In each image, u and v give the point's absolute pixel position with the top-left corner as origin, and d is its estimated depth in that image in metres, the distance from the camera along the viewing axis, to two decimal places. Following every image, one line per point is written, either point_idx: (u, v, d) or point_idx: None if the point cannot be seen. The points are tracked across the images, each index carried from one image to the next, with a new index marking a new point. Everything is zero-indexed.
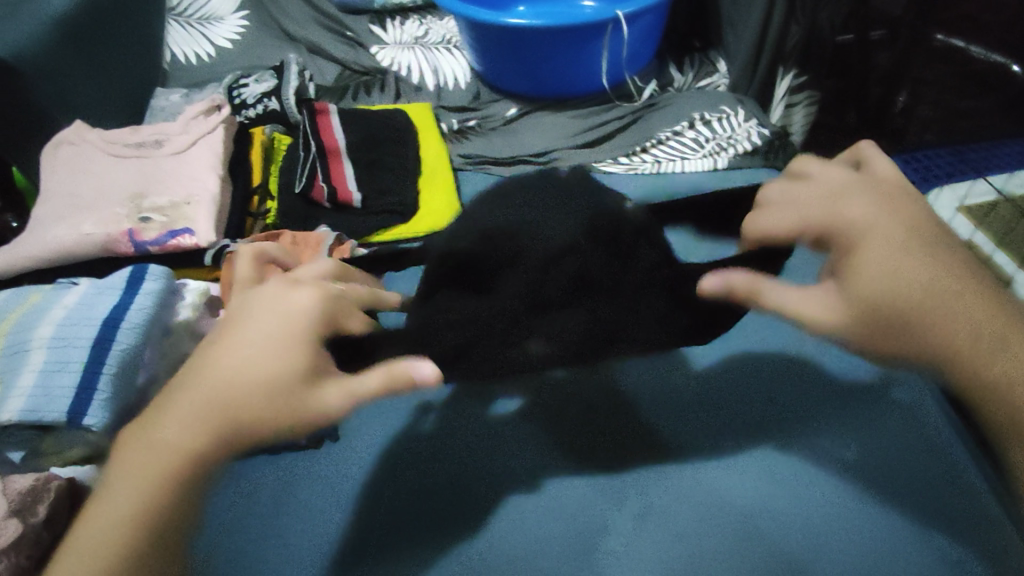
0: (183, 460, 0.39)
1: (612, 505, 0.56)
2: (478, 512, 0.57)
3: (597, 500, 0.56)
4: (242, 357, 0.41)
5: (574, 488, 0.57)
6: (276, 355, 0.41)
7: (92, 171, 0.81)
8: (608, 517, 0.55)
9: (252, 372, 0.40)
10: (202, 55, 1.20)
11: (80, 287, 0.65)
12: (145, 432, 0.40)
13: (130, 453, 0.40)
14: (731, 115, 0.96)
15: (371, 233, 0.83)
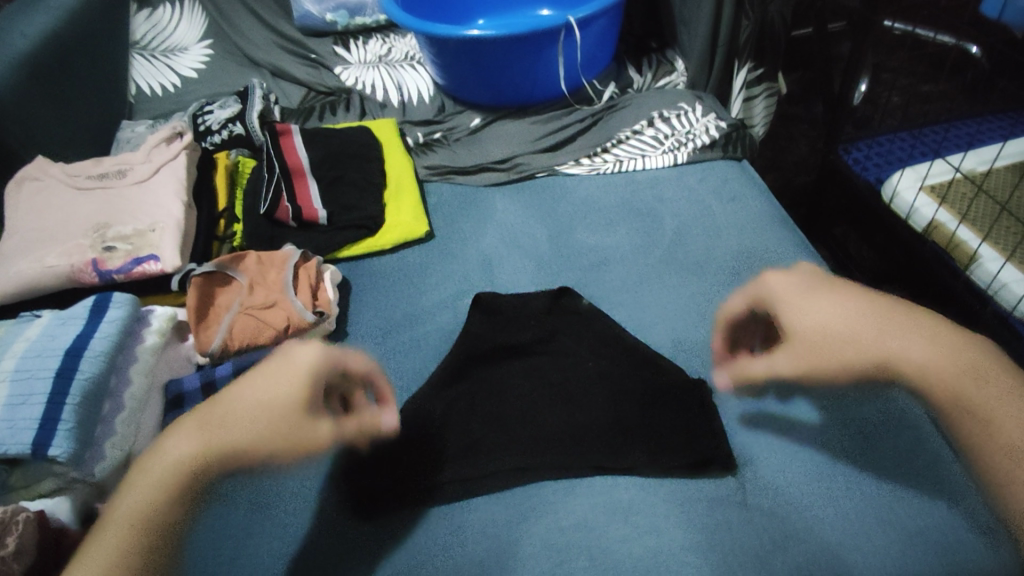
0: (144, 525, 0.46)
1: (707, 547, 0.53)
2: (479, 521, 0.57)
3: (669, 529, 0.55)
4: (242, 402, 0.50)
5: (648, 516, 0.56)
6: (277, 383, 0.51)
7: (57, 204, 0.81)
8: (693, 559, 0.53)
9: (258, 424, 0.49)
10: (167, 86, 1.21)
11: (43, 320, 0.66)
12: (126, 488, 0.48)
13: (103, 521, 0.47)
14: (689, 110, 0.97)
15: (339, 249, 0.84)
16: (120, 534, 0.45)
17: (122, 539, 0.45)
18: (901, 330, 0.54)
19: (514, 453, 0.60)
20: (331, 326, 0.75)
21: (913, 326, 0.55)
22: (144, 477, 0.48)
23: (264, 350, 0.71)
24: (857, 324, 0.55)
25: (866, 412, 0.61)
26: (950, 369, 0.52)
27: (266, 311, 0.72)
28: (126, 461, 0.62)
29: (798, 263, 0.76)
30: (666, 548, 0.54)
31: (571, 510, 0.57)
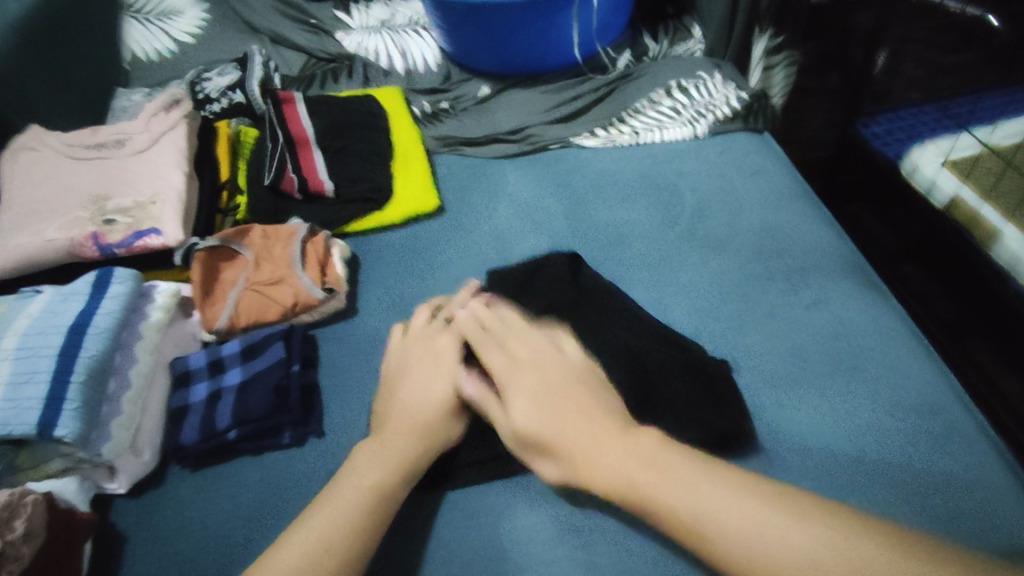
0: (378, 489, 0.50)
1: None
2: (497, 504, 0.56)
3: None
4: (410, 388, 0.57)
5: None
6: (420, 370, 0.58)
7: (52, 176, 0.78)
8: None
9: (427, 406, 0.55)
10: (163, 52, 1.17)
11: (44, 296, 0.63)
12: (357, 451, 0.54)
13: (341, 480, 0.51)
14: (708, 80, 0.93)
15: (347, 223, 0.81)
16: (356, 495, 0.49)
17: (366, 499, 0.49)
18: (573, 425, 0.49)
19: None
20: (339, 304, 0.73)
21: (607, 402, 0.52)
22: (374, 445, 0.53)
23: (272, 327, 0.70)
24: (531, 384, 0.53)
25: (896, 395, 0.59)
26: (666, 458, 0.46)
27: (272, 287, 0.70)
28: (134, 441, 0.60)
29: (821, 242, 0.73)
30: None
31: (592, 494, 0.56)
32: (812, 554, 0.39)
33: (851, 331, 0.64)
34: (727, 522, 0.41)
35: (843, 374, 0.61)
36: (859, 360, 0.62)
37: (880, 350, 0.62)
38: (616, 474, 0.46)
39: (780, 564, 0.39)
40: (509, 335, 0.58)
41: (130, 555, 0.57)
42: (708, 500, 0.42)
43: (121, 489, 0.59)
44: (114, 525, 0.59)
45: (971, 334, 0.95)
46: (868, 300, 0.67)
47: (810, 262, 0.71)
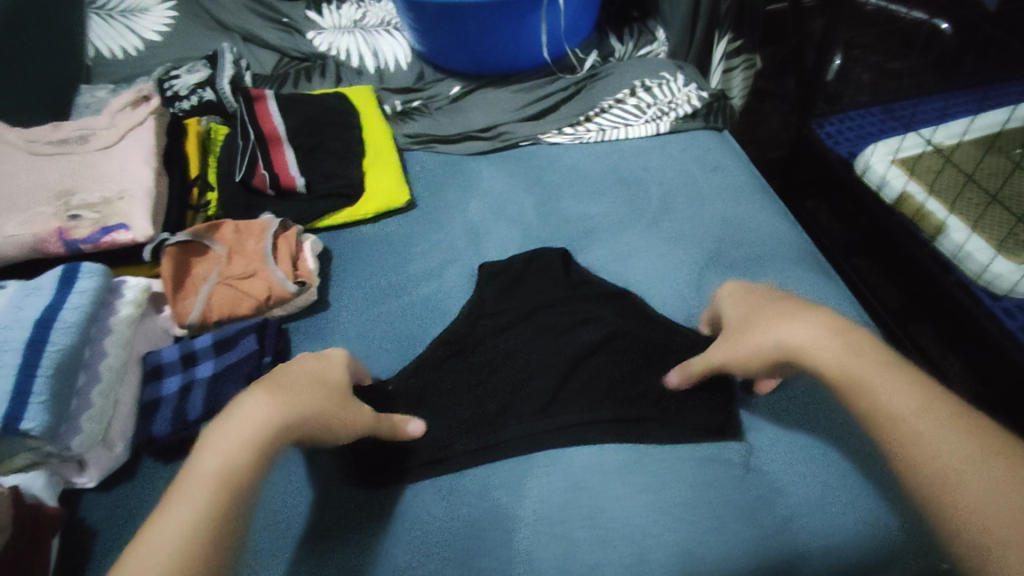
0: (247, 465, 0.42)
1: (692, 514, 0.54)
2: (472, 487, 0.57)
3: (661, 497, 0.55)
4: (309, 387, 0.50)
5: (638, 481, 0.56)
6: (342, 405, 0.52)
7: (12, 172, 0.76)
8: (682, 523, 0.53)
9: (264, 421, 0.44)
10: (129, 50, 1.15)
11: (9, 291, 0.63)
12: (236, 401, 0.46)
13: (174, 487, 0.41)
14: (671, 80, 0.97)
15: (319, 218, 0.82)
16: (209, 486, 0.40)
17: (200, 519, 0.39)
18: (799, 328, 0.52)
19: (533, 419, 0.60)
20: (312, 297, 0.73)
21: (851, 338, 0.50)
22: (267, 395, 0.47)
23: (245, 320, 0.70)
24: (814, 345, 0.50)
25: None
26: (938, 425, 0.43)
27: (245, 280, 0.71)
28: (104, 435, 0.60)
29: (779, 234, 0.77)
30: (659, 513, 0.54)
31: (564, 470, 0.57)
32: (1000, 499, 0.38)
33: None
34: (969, 498, 0.39)
35: None
36: None
37: None
38: (835, 360, 0.49)
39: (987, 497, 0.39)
40: (797, 321, 0.52)
41: (101, 548, 0.57)
42: (954, 437, 0.42)
43: (91, 483, 0.59)
44: (82, 519, 0.59)
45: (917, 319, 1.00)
46: (824, 287, 0.70)
47: (768, 252, 0.74)
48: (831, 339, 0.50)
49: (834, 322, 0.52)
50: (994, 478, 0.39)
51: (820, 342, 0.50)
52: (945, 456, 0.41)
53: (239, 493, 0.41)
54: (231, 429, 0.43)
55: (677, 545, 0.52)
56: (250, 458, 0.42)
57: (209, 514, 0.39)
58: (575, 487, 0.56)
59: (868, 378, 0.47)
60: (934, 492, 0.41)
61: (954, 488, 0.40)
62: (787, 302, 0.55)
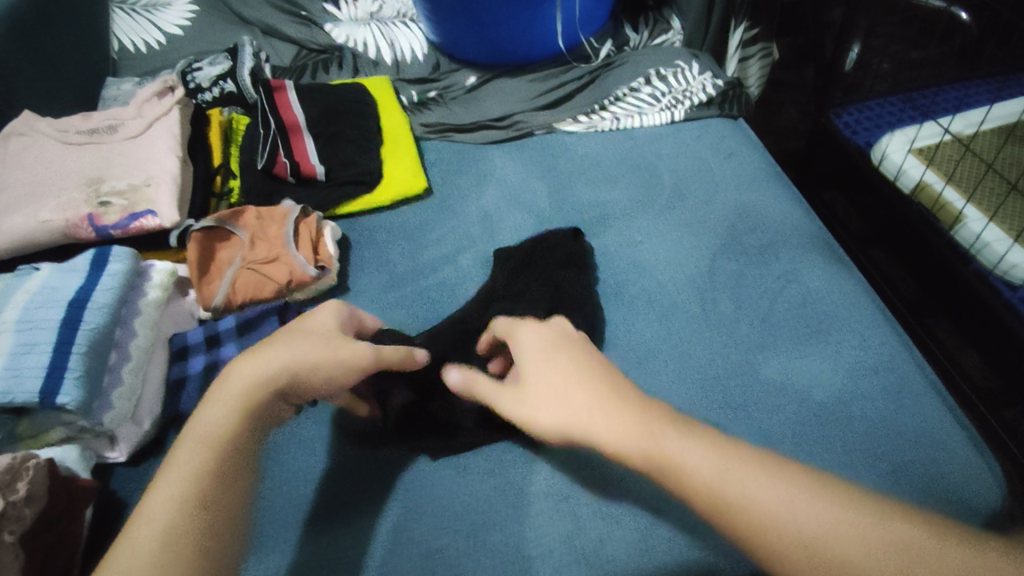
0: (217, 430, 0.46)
1: None
2: (485, 465, 0.59)
3: None
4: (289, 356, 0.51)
5: None
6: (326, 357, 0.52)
7: (44, 160, 0.79)
8: None
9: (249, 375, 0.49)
10: (152, 43, 1.18)
11: (44, 273, 0.65)
12: (231, 367, 0.50)
13: (184, 439, 0.47)
14: (686, 69, 0.97)
15: (338, 205, 0.84)
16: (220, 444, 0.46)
17: (199, 458, 0.45)
18: (604, 421, 0.46)
19: None
20: (332, 282, 0.75)
21: (628, 419, 0.46)
22: (249, 361, 0.50)
23: (267, 304, 0.72)
24: (618, 435, 0.45)
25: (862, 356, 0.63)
26: (729, 463, 0.43)
27: (267, 265, 0.73)
28: (134, 412, 0.62)
29: (792, 221, 0.77)
30: None
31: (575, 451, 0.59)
32: (804, 538, 0.39)
33: (822, 301, 0.68)
34: (783, 525, 0.39)
35: (812, 338, 0.65)
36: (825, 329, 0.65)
37: (847, 321, 0.66)
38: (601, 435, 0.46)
39: (850, 544, 0.38)
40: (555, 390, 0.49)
41: (132, 518, 0.60)
42: (762, 486, 0.41)
43: (122, 458, 0.62)
44: (114, 492, 0.61)
45: (932, 310, 0.99)
46: (836, 273, 0.71)
47: (780, 239, 0.75)
48: (586, 412, 0.47)
49: (568, 367, 0.50)
50: (852, 519, 0.40)
51: (550, 415, 0.49)
52: (745, 499, 0.41)
53: (224, 463, 0.45)
54: (224, 385, 0.49)
55: (686, 523, 0.53)
56: (234, 415, 0.47)
57: (202, 475, 0.44)
58: (587, 466, 0.58)
59: (673, 449, 0.43)
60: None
61: (760, 536, 0.40)
62: (558, 371, 0.50)
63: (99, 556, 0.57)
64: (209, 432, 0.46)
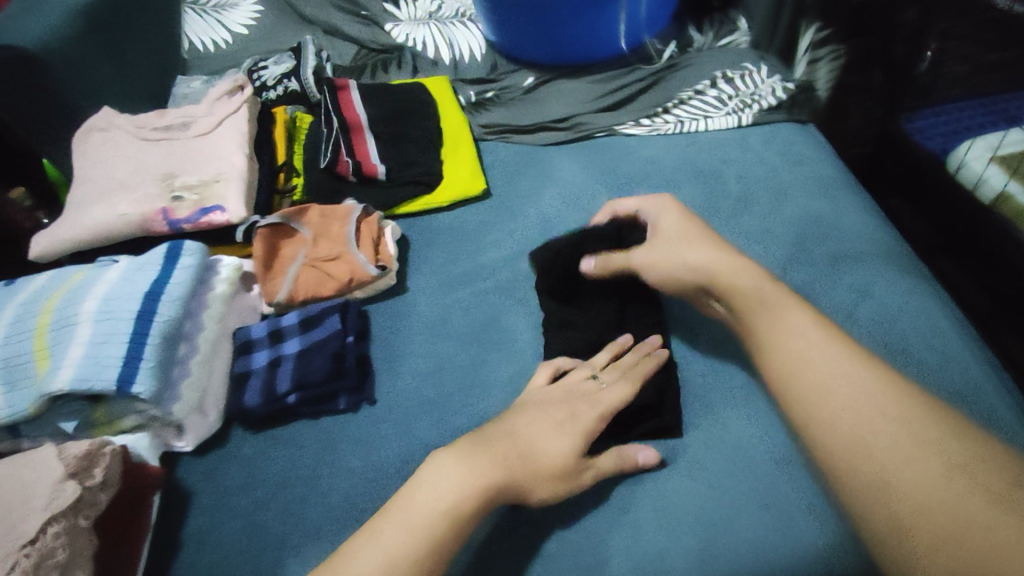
0: (474, 490, 0.48)
1: (762, 516, 0.53)
2: None
3: (739, 493, 0.54)
4: (534, 436, 0.53)
5: (714, 476, 0.56)
6: (561, 435, 0.53)
7: (122, 155, 0.82)
8: (756, 524, 0.52)
9: (476, 455, 0.50)
10: (220, 43, 1.21)
11: (121, 264, 0.67)
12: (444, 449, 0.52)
13: (414, 496, 0.48)
14: (754, 71, 0.94)
15: (398, 205, 0.85)
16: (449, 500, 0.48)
17: (434, 523, 0.46)
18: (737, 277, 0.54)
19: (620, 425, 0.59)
20: (391, 281, 0.76)
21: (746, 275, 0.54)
22: (489, 436, 0.52)
23: (329, 301, 0.73)
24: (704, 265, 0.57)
25: (948, 377, 0.59)
26: (804, 338, 0.47)
27: (329, 262, 0.74)
28: (201, 403, 0.64)
29: (869, 232, 0.73)
30: (726, 512, 0.53)
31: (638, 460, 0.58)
32: (873, 445, 0.39)
33: (902, 317, 0.64)
34: (832, 415, 0.42)
35: (889, 354, 0.61)
36: (906, 348, 0.62)
37: (930, 339, 0.62)
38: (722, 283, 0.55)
39: (875, 436, 0.40)
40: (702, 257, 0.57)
41: (198, 507, 0.61)
42: (837, 387, 0.43)
43: (188, 447, 0.63)
44: (181, 480, 0.63)
45: (1001, 324, 0.93)
46: (917, 287, 0.67)
47: (856, 250, 0.71)
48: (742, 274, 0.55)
49: (695, 245, 0.58)
50: (857, 401, 0.42)
51: (690, 256, 0.58)
52: (834, 416, 0.42)
53: (460, 533, 0.47)
54: (444, 466, 0.50)
55: (753, 543, 0.51)
56: (467, 500, 0.48)
57: (429, 537, 0.46)
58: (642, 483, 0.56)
59: (765, 315, 0.51)
60: (837, 454, 0.41)
61: (802, 383, 0.45)
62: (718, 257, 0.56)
63: (166, 542, 0.59)
64: (450, 504, 0.47)
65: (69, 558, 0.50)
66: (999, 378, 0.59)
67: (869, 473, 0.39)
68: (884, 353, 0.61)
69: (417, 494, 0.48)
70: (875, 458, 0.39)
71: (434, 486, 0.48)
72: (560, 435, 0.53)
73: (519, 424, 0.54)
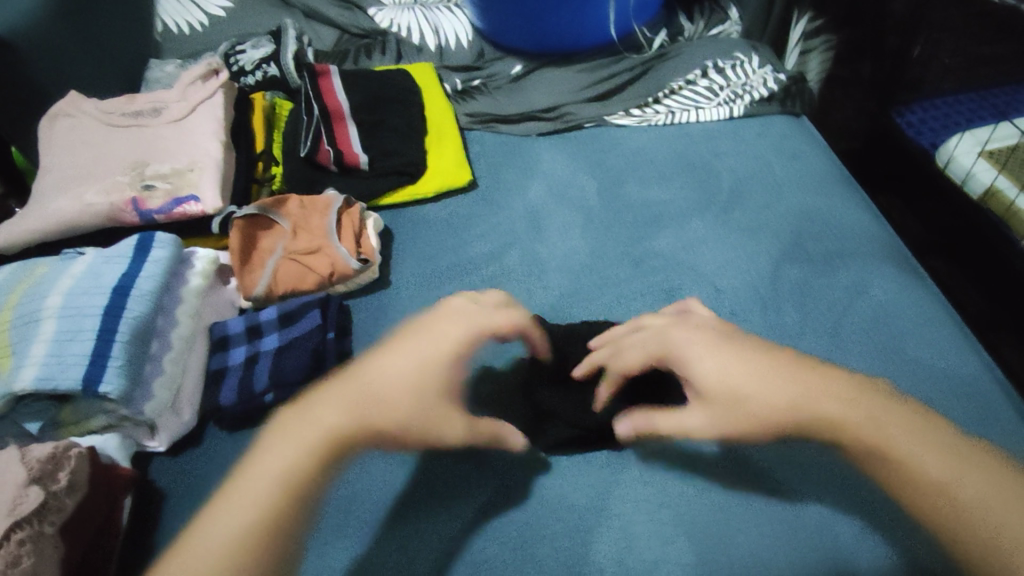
0: (289, 466, 0.42)
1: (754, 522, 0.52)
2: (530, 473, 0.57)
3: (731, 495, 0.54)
4: (393, 369, 0.47)
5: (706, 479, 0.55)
6: (411, 361, 0.47)
7: (90, 142, 0.79)
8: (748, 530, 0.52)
9: (324, 407, 0.44)
10: (195, 25, 1.16)
11: (88, 257, 0.64)
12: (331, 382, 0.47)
13: (260, 463, 0.42)
14: (745, 61, 0.92)
15: (381, 196, 0.82)
16: (317, 437, 0.43)
17: (273, 493, 0.40)
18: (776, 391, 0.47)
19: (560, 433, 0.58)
20: (374, 275, 0.73)
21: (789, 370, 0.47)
22: (375, 372, 0.46)
23: (308, 295, 0.70)
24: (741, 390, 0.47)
25: (941, 375, 0.58)
26: (855, 399, 0.46)
27: (309, 255, 0.71)
28: (173, 402, 0.61)
29: (861, 227, 0.73)
30: (715, 516, 0.53)
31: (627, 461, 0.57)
32: (954, 494, 0.41)
33: (894, 315, 0.64)
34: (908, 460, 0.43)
35: (881, 353, 0.61)
36: (898, 346, 0.61)
37: (923, 337, 0.62)
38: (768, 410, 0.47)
39: (961, 488, 0.41)
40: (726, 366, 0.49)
41: (171, 510, 0.59)
42: (902, 436, 0.44)
43: (161, 448, 0.61)
44: (153, 482, 0.61)
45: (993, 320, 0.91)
46: (908, 283, 0.67)
47: (850, 247, 0.70)
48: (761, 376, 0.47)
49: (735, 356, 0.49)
50: (917, 444, 0.43)
51: (719, 380, 0.48)
52: (905, 459, 0.43)
53: (305, 498, 0.41)
54: (311, 416, 0.44)
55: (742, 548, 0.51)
56: (294, 458, 0.42)
57: (265, 516, 0.40)
58: (631, 487, 0.55)
59: (826, 412, 0.45)
60: (915, 500, 0.42)
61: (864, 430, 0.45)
62: (758, 363, 0.48)
63: (138, 548, 0.57)
64: (272, 469, 0.41)
65: (35, 567, 0.47)
66: (991, 375, 0.59)
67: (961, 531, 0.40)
68: (877, 351, 0.61)
69: (263, 457, 0.42)
70: (962, 510, 0.40)
71: (272, 451, 0.42)
72: (389, 362, 0.47)
73: (394, 357, 0.48)
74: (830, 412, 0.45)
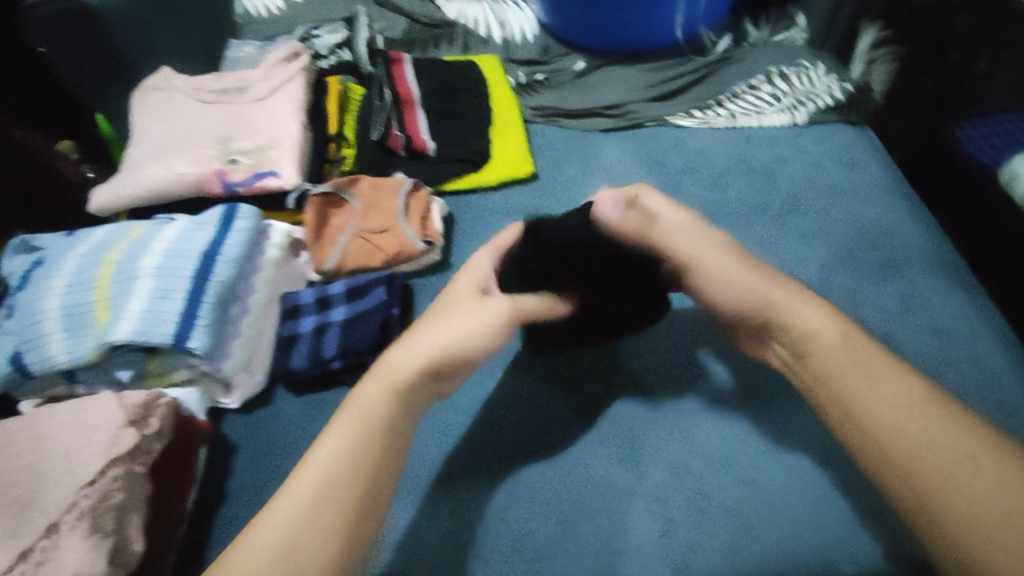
0: (366, 411, 0.47)
1: (796, 515, 0.54)
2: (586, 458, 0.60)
3: (779, 490, 0.56)
4: (438, 331, 0.51)
5: (761, 474, 0.57)
6: (470, 323, 0.52)
7: (180, 115, 0.84)
8: (789, 520, 0.54)
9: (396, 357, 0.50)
10: (273, 9, 1.22)
11: (178, 222, 0.69)
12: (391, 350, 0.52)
13: (341, 413, 0.48)
14: (811, 69, 0.92)
15: (445, 182, 0.85)
16: (396, 392, 0.49)
17: (358, 442, 0.46)
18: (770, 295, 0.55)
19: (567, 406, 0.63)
20: (436, 256, 0.77)
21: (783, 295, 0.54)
22: (428, 329, 0.52)
23: (376, 272, 0.74)
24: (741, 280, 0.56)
25: (987, 390, 0.59)
26: (896, 396, 0.47)
27: (379, 235, 0.75)
28: (248, 362, 0.66)
29: (916, 240, 0.73)
30: (757, 509, 0.55)
31: (680, 454, 0.59)
32: (975, 497, 0.40)
33: (943, 328, 0.64)
34: (919, 447, 0.43)
35: (929, 365, 0.61)
36: (946, 360, 0.61)
37: (972, 352, 0.62)
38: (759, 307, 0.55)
39: (970, 485, 0.41)
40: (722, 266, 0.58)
41: (242, 462, 0.64)
42: (914, 428, 0.44)
43: (235, 404, 0.66)
44: (227, 435, 0.66)
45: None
46: (961, 298, 0.67)
47: (904, 258, 0.70)
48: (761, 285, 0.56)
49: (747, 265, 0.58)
50: (931, 436, 0.44)
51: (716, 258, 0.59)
52: (925, 457, 0.43)
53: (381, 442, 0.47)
54: (388, 368, 0.50)
55: (781, 541, 0.53)
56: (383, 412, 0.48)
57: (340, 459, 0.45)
58: (677, 476, 0.58)
59: (857, 387, 0.48)
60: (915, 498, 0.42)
61: (874, 416, 0.46)
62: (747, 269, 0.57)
63: (211, 493, 0.61)
64: (365, 423, 0.47)
65: (125, 500, 0.52)
66: None
67: (951, 524, 0.40)
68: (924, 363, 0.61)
69: (354, 404, 0.48)
70: (972, 508, 0.40)
71: (358, 399, 0.49)
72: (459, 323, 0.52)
73: (434, 325, 0.52)
74: (832, 397, 0.49)
